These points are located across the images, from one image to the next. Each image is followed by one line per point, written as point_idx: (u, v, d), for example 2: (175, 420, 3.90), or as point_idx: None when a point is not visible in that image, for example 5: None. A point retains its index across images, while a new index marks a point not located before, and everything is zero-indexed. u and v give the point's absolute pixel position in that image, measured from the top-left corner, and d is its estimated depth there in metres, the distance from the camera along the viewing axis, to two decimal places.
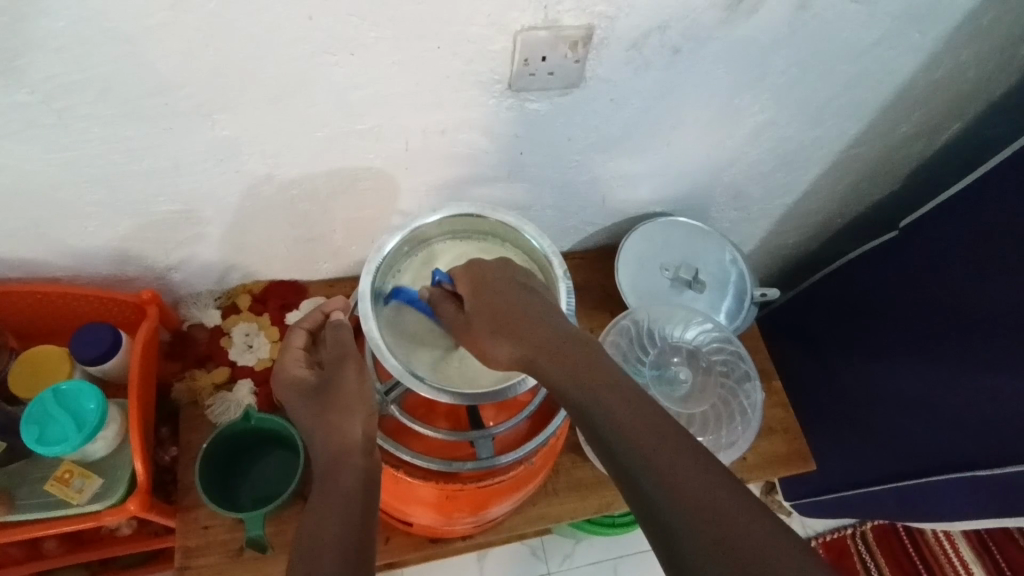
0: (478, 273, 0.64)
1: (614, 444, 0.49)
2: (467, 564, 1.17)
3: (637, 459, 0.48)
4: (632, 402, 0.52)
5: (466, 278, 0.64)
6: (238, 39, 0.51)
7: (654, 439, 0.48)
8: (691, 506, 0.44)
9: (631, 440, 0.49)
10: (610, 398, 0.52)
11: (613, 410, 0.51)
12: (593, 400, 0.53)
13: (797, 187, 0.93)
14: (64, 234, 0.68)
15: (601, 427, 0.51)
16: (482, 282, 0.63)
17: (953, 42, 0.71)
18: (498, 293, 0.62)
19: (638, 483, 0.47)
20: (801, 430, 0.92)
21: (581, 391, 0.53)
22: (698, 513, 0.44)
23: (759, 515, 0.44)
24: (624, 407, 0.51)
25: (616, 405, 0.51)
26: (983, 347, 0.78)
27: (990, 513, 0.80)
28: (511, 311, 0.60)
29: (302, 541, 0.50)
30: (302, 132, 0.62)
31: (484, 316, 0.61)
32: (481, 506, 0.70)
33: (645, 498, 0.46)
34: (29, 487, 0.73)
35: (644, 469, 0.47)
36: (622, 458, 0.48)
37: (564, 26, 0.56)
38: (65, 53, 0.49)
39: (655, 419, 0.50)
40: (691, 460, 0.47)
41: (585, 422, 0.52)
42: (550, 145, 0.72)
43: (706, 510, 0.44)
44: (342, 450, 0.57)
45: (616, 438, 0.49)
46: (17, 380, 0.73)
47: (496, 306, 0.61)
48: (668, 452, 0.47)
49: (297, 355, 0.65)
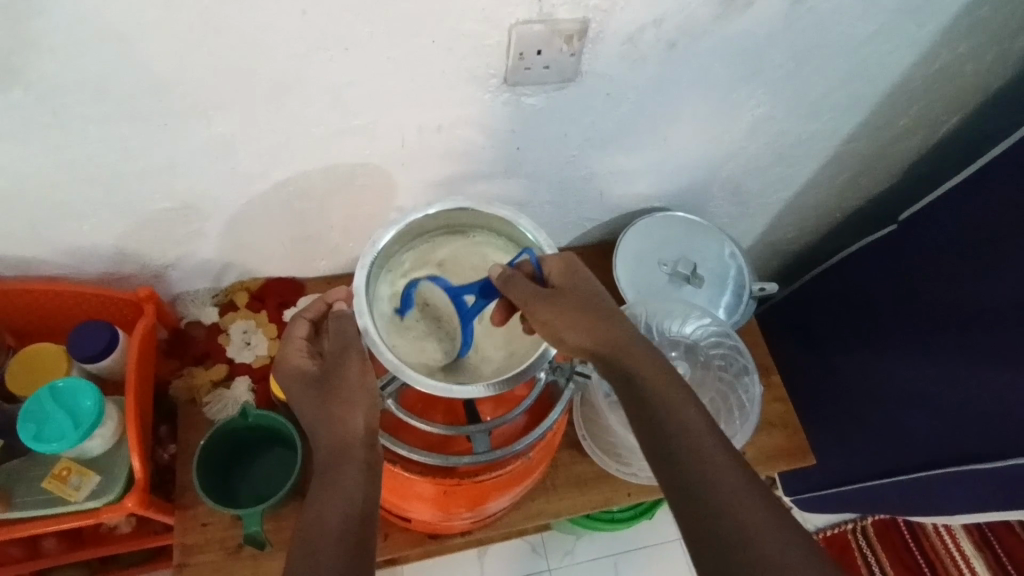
0: (573, 264, 0.62)
1: (674, 444, 0.49)
2: (467, 562, 1.17)
3: (695, 463, 0.48)
4: (695, 409, 0.52)
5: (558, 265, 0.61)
6: (232, 36, 0.51)
7: (715, 450, 0.49)
8: (744, 520, 0.45)
9: (692, 443, 0.49)
10: (676, 400, 0.52)
11: (676, 410, 0.51)
12: (658, 397, 0.53)
13: (795, 182, 0.93)
14: (60, 234, 0.68)
15: (662, 424, 0.51)
16: (578, 276, 0.61)
17: (949, 35, 0.71)
18: (586, 288, 0.60)
19: (693, 491, 0.47)
20: (800, 425, 0.91)
21: (642, 384, 0.54)
22: (750, 528, 0.44)
23: (809, 544, 0.44)
24: (689, 412, 0.52)
25: (682, 408, 0.52)
26: (983, 340, 0.78)
27: (990, 508, 0.80)
28: (598, 307, 0.59)
29: (299, 543, 0.48)
30: (298, 129, 0.62)
31: (577, 304, 0.58)
32: (479, 501, 0.69)
33: (696, 501, 0.46)
34: (26, 485, 0.72)
35: (701, 474, 0.47)
36: (679, 458, 0.49)
37: (559, 21, 0.56)
38: (58, 52, 0.49)
39: (716, 434, 0.51)
40: (747, 479, 0.47)
41: (641, 416, 0.52)
42: (546, 141, 0.72)
43: (758, 528, 0.44)
44: (343, 442, 0.55)
45: (677, 438, 0.50)
46: (13, 378, 0.73)
47: (589, 300, 0.59)
48: (727, 467, 0.48)
49: (300, 345, 0.62)
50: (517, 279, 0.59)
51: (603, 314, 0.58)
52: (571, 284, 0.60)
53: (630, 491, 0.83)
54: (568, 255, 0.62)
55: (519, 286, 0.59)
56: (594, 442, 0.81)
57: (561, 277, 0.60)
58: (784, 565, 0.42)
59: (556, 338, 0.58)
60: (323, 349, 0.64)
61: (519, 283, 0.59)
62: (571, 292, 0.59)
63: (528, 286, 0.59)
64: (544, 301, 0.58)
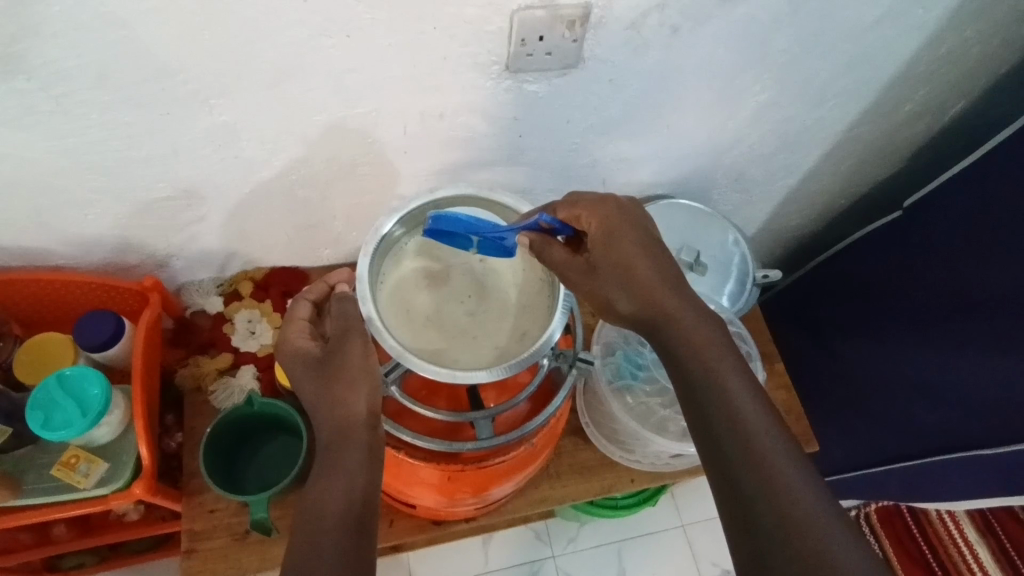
0: (609, 212, 0.59)
1: (720, 428, 0.50)
2: (472, 549, 1.18)
3: (740, 450, 0.49)
4: (746, 389, 0.52)
5: (598, 220, 0.58)
6: (234, 23, 0.51)
7: (761, 435, 0.49)
8: (785, 510, 0.46)
9: (737, 429, 0.50)
10: (725, 380, 0.52)
11: (725, 393, 0.51)
12: (705, 375, 0.52)
13: (799, 168, 0.93)
14: (64, 222, 0.69)
15: (709, 406, 0.51)
16: (616, 227, 0.58)
17: (956, 18, 0.71)
18: (629, 244, 0.57)
19: (733, 473, 0.49)
20: (803, 411, 0.92)
21: (690, 358, 0.53)
22: (790, 519, 0.46)
23: (848, 534, 0.46)
24: (737, 393, 0.51)
25: (731, 389, 0.51)
26: (989, 325, 0.77)
27: (993, 494, 0.81)
28: (635, 265, 0.57)
29: (304, 523, 0.50)
30: (300, 117, 0.62)
31: (612, 266, 0.57)
32: (483, 487, 0.70)
33: (736, 486, 0.48)
34: (36, 472, 0.73)
35: (745, 462, 0.48)
36: (723, 443, 0.50)
37: (561, 6, 0.56)
38: (61, 38, 0.49)
39: (765, 416, 0.51)
40: (791, 466, 0.48)
41: (687, 393, 0.53)
42: (549, 128, 0.72)
43: (798, 518, 0.46)
44: (345, 423, 0.55)
45: (723, 422, 0.50)
46: (20, 367, 0.74)
47: (631, 260, 0.57)
48: (773, 454, 0.49)
49: (301, 326, 0.62)
50: (550, 248, 0.60)
51: (644, 274, 0.56)
52: (607, 239, 0.58)
53: (632, 478, 0.83)
54: (603, 201, 0.60)
55: (553, 256, 0.59)
56: (596, 428, 0.82)
57: (595, 232, 0.58)
58: (821, 556, 0.44)
59: (607, 305, 0.58)
60: (325, 331, 0.64)
61: (553, 253, 0.59)
62: (606, 252, 0.57)
63: (562, 255, 0.59)
64: (579, 270, 0.58)
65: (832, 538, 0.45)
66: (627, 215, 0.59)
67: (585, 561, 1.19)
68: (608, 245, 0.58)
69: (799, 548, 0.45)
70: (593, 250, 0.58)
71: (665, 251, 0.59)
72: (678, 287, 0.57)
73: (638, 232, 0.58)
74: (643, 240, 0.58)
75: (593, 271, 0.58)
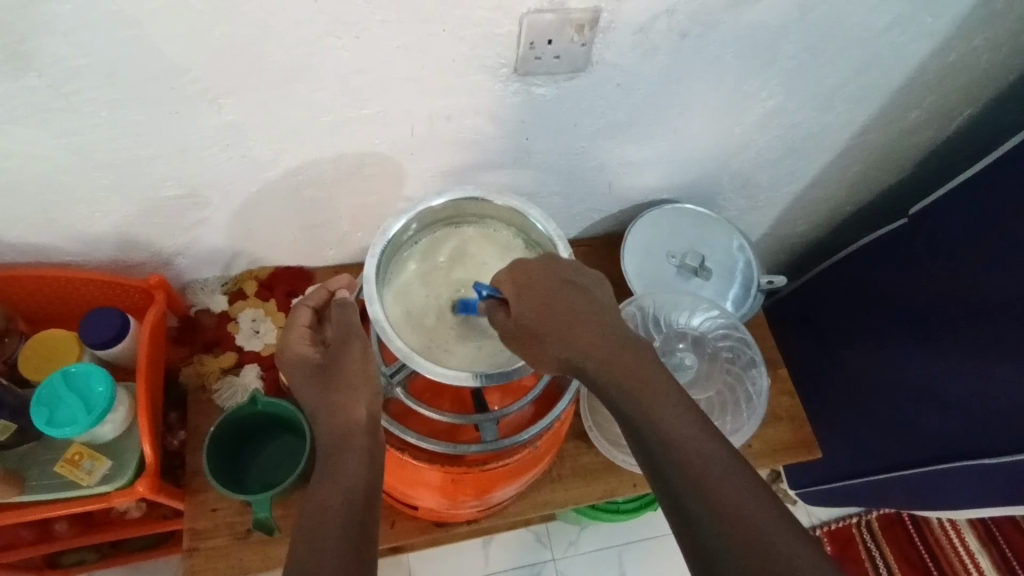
0: (526, 273, 0.58)
1: (658, 453, 0.49)
2: (472, 551, 1.18)
3: (677, 469, 0.48)
4: (678, 412, 0.51)
5: (518, 281, 0.58)
6: (244, 22, 0.51)
7: (699, 453, 0.48)
8: (731, 528, 0.44)
9: (674, 451, 0.48)
10: (657, 407, 0.51)
11: (655, 415, 0.51)
12: (639, 406, 0.52)
13: (805, 175, 0.93)
14: (71, 219, 0.69)
15: (645, 435, 0.50)
16: (532, 284, 0.57)
17: (965, 27, 0.71)
18: (553, 296, 0.57)
19: (679, 501, 0.47)
20: (806, 418, 0.91)
21: (625, 393, 0.53)
22: (738, 537, 0.44)
23: (796, 536, 0.44)
24: (666, 413, 0.51)
25: (665, 415, 0.51)
26: (994, 334, 0.77)
27: (998, 503, 0.80)
28: (561, 314, 0.56)
29: (307, 523, 0.49)
30: (307, 117, 0.62)
31: (539, 318, 0.56)
32: (486, 489, 0.70)
33: (684, 513, 0.46)
34: (40, 468, 0.73)
35: (683, 479, 0.47)
36: (664, 470, 0.48)
37: (571, 10, 0.56)
38: (72, 37, 0.49)
39: (702, 434, 0.50)
40: (733, 482, 0.46)
41: (629, 427, 0.52)
42: (556, 131, 0.72)
43: (744, 534, 0.44)
44: (346, 428, 0.57)
45: (659, 446, 0.49)
46: (26, 363, 0.74)
47: (561, 314, 0.56)
48: (715, 472, 0.47)
49: (302, 332, 0.63)
50: (493, 312, 0.58)
51: (576, 327, 0.56)
52: (526, 291, 0.57)
53: (635, 482, 0.83)
54: (516, 268, 0.59)
55: (496, 319, 0.58)
56: (600, 432, 0.81)
57: (516, 295, 0.57)
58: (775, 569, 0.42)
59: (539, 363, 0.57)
60: (325, 336, 0.65)
61: (495, 315, 0.58)
62: (531, 311, 0.56)
63: (501, 317, 0.57)
64: (513, 332, 0.56)
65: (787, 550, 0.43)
66: (548, 271, 0.59)
67: (585, 565, 1.19)
68: (532, 303, 0.56)
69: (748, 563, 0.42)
70: (517, 310, 0.56)
71: (586, 296, 0.59)
72: (602, 327, 0.57)
73: (556, 277, 0.58)
74: (563, 291, 0.58)
75: (526, 331, 0.56)
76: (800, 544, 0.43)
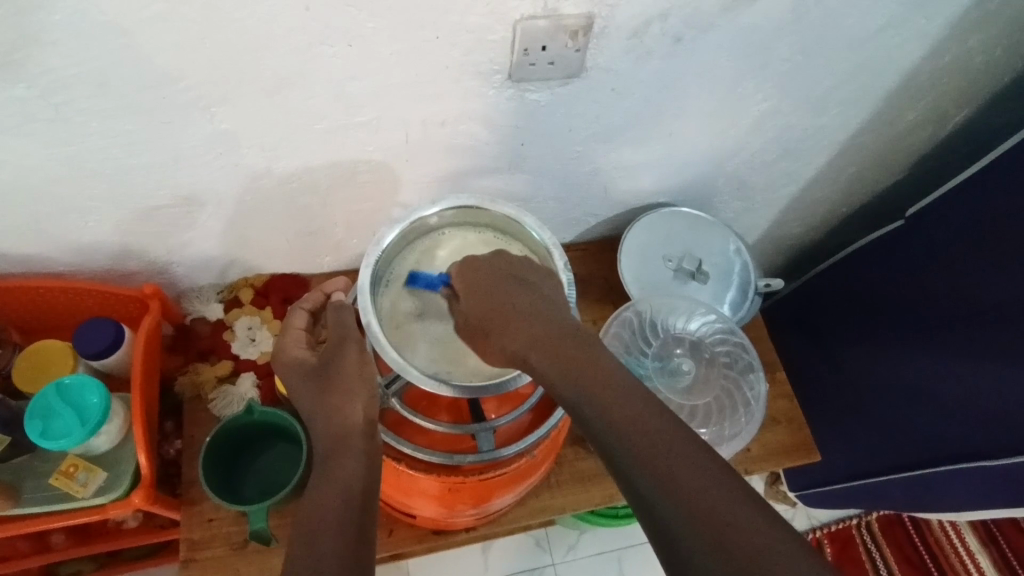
0: (471, 269, 0.64)
1: (614, 444, 0.48)
2: (471, 556, 1.18)
3: (636, 463, 0.47)
4: (629, 399, 0.51)
5: (464, 277, 0.64)
6: (235, 30, 0.51)
7: (654, 437, 0.47)
8: (690, 509, 0.43)
9: (628, 440, 0.48)
10: (609, 399, 0.51)
11: (608, 407, 0.50)
12: (592, 400, 0.52)
13: (801, 177, 0.93)
14: (65, 228, 0.69)
15: (597, 427, 0.50)
16: (476, 281, 0.63)
17: (960, 28, 0.70)
18: (493, 288, 0.62)
19: (637, 488, 0.46)
20: (804, 421, 0.91)
21: (579, 389, 0.53)
22: (697, 516, 0.43)
23: (755, 512, 0.43)
24: (628, 416, 0.49)
25: (617, 405, 0.50)
26: (992, 335, 0.77)
27: (997, 504, 0.80)
28: (496, 312, 0.60)
29: (302, 527, 0.49)
30: (299, 125, 0.62)
31: (477, 315, 0.61)
32: (483, 498, 0.69)
33: (645, 501, 0.45)
34: (34, 481, 0.73)
35: (639, 469, 0.46)
36: (621, 460, 0.47)
37: (563, 15, 0.56)
38: (61, 46, 0.49)
39: (656, 418, 0.49)
40: (690, 462, 0.46)
41: (584, 421, 0.52)
42: (551, 136, 0.72)
43: (704, 513, 0.43)
44: (343, 431, 0.57)
45: (613, 438, 0.49)
46: (19, 374, 0.74)
47: (497, 308, 0.60)
48: (669, 454, 0.46)
49: (297, 335, 0.67)
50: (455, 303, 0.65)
51: (520, 321, 0.59)
52: (470, 291, 0.63)
53: None
54: (463, 265, 0.65)
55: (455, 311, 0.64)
56: None
57: (461, 289, 0.63)
58: (733, 546, 0.41)
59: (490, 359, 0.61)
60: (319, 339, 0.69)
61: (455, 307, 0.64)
62: (471, 304, 0.62)
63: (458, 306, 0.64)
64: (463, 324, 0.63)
65: (746, 524, 0.42)
66: (493, 264, 0.64)
67: (585, 569, 1.19)
68: (472, 296, 0.62)
69: (708, 541, 0.42)
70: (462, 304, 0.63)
71: (534, 286, 0.62)
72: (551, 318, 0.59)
73: (495, 276, 0.62)
74: (507, 284, 0.62)
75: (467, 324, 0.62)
76: (759, 518, 0.43)
